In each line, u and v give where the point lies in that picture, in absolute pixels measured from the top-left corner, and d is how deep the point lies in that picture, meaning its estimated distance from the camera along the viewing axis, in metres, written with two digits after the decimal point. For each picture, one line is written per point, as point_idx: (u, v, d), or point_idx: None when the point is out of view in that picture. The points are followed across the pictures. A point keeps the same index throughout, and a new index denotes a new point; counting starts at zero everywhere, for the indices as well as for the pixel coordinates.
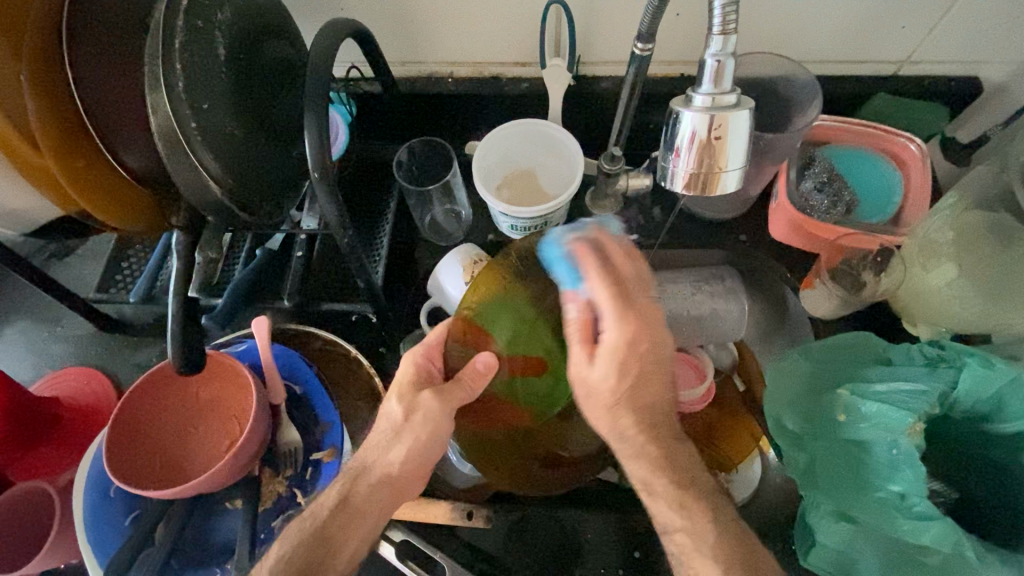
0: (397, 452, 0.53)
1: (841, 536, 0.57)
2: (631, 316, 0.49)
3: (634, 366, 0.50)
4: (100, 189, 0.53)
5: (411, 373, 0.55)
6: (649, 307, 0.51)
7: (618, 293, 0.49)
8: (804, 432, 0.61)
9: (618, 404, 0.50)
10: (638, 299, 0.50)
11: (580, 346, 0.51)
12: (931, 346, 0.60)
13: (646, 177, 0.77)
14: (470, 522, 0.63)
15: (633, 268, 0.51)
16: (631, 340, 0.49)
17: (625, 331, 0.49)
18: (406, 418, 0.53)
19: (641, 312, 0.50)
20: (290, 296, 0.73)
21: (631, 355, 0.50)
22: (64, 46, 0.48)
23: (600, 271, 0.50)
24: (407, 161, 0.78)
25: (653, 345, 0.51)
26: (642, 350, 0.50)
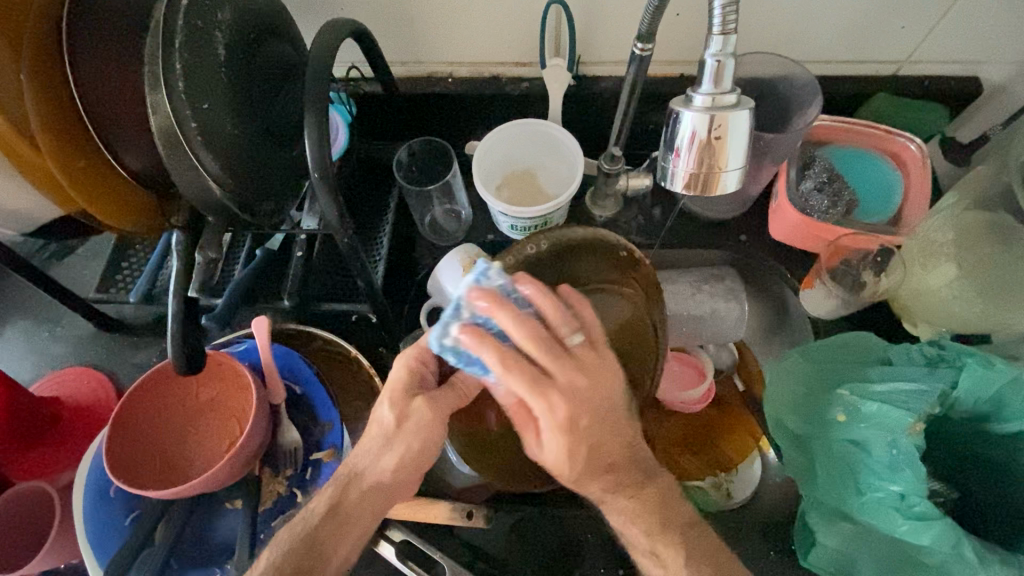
0: (389, 458, 0.52)
1: (842, 536, 0.58)
2: (556, 395, 0.43)
3: (587, 433, 0.46)
4: (101, 189, 0.53)
5: (403, 375, 0.52)
6: (573, 371, 0.44)
7: (535, 382, 0.43)
8: (803, 433, 0.61)
9: (587, 460, 0.47)
10: (560, 373, 0.44)
11: (529, 430, 0.47)
12: (931, 346, 0.60)
13: (646, 177, 0.77)
14: (470, 522, 0.62)
15: (540, 338, 0.43)
16: (571, 419, 0.44)
17: (558, 421, 0.44)
18: (398, 426, 0.52)
19: (568, 389, 0.44)
20: (289, 296, 0.71)
21: (577, 433, 0.45)
22: (64, 48, 0.49)
23: (500, 368, 0.42)
24: (407, 161, 0.78)
25: (597, 404, 0.46)
26: (584, 416, 0.45)
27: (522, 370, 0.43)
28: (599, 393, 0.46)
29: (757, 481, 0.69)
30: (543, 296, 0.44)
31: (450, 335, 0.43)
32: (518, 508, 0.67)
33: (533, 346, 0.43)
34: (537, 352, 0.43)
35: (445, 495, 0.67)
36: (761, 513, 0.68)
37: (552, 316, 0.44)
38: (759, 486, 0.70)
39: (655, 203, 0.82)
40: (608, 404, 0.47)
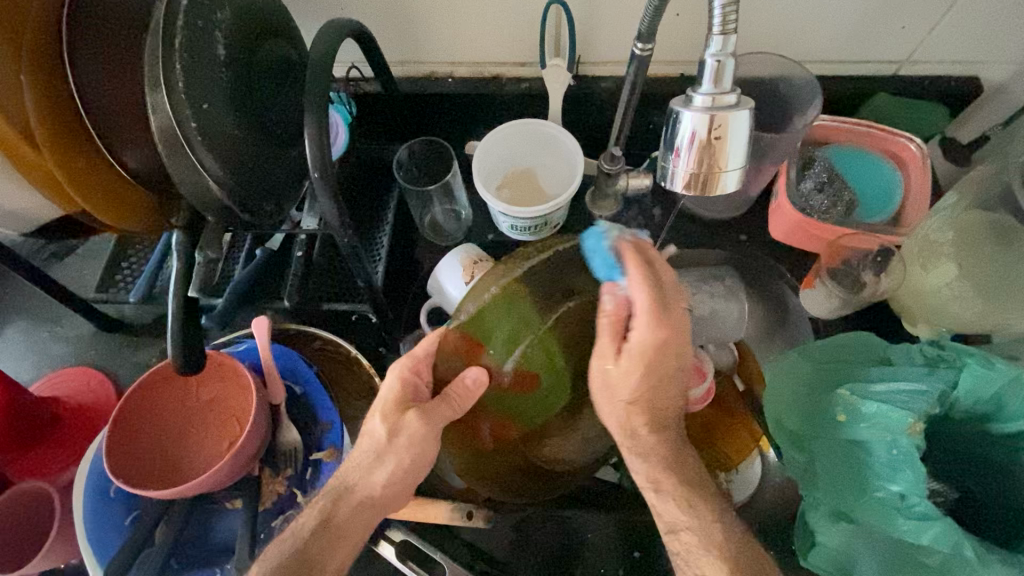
0: (381, 472, 0.54)
1: (841, 537, 0.57)
2: (663, 320, 0.49)
3: (653, 378, 0.51)
4: (101, 189, 0.53)
5: (396, 390, 0.55)
6: (681, 316, 0.50)
7: (659, 298, 0.49)
8: (804, 433, 0.61)
9: (646, 395, 0.51)
10: (671, 305, 0.50)
11: (608, 344, 0.50)
12: (931, 346, 0.60)
13: (646, 178, 0.76)
14: (470, 522, 0.62)
15: (661, 281, 0.50)
16: (664, 340, 0.49)
17: (655, 335, 0.49)
18: (389, 439, 0.54)
19: (674, 320, 0.49)
20: (289, 297, 0.73)
21: (658, 358, 0.50)
22: (64, 48, 0.49)
23: (638, 270, 0.49)
24: (407, 161, 0.78)
25: (678, 354, 0.51)
26: (671, 354, 0.50)
27: (653, 283, 0.49)
28: (683, 354, 0.51)
29: (756, 481, 0.70)
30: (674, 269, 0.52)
31: (617, 239, 0.50)
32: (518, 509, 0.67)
33: (664, 276, 0.50)
34: (671, 286, 0.50)
35: (444, 495, 0.67)
36: (759, 514, 0.69)
37: (670, 277, 0.51)
38: (759, 486, 0.70)
39: (655, 203, 0.82)
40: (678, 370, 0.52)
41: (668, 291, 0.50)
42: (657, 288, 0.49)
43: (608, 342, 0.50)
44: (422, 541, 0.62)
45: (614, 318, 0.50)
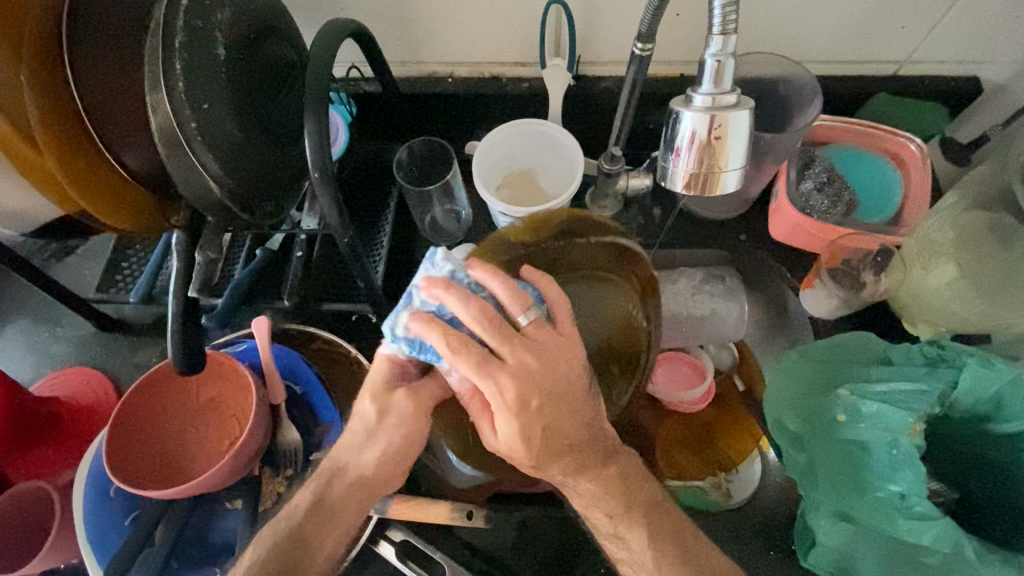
0: (370, 454, 0.53)
1: (841, 537, 0.57)
2: (502, 374, 0.44)
3: (546, 414, 0.45)
4: (100, 189, 0.53)
5: (383, 369, 0.52)
6: (523, 351, 0.44)
7: (481, 364, 0.43)
8: (803, 432, 0.61)
9: (544, 443, 0.46)
10: (506, 355, 0.44)
11: (485, 418, 0.48)
12: (931, 346, 0.60)
13: (646, 178, 0.77)
14: (470, 521, 0.62)
15: (491, 322, 0.43)
16: (522, 389, 0.44)
17: (507, 392, 0.44)
18: (380, 420, 0.52)
19: (516, 368, 0.44)
20: (289, 297, 0.72)
21: (529, 416, 0.45)
22: (64, 48, 0.49)
23: (446, 348, 0.43)
24: (407, 161, 0.78)
25: (550, 378, 0.45)
26: (541, 380, 0.45)
27: (463, 351, 0.43)
28: (554, 367, 0.45)
29: (757, 482, 0.69)
30: (496, 281, 0.45)
31: (402, 326, 0.45)
32: (519, 510, 0.67)
33: (473, 326, 0.43)
34: (483, 331, 0.43)
35: (443, 495, 0.66)
36: (760, 514, 0.68)
37: (484, 317, 0.43)
38: (759, 486, 0.70)
39: (655, 203, 0.83)
40: (563, 376, 0.46)
41: (499, 343, 0.44)
42: (483, 350, 0.44)
43: (486, 415, 0.48)
44: (421, 541, 0.62)
45: (471, 397, 0.47)
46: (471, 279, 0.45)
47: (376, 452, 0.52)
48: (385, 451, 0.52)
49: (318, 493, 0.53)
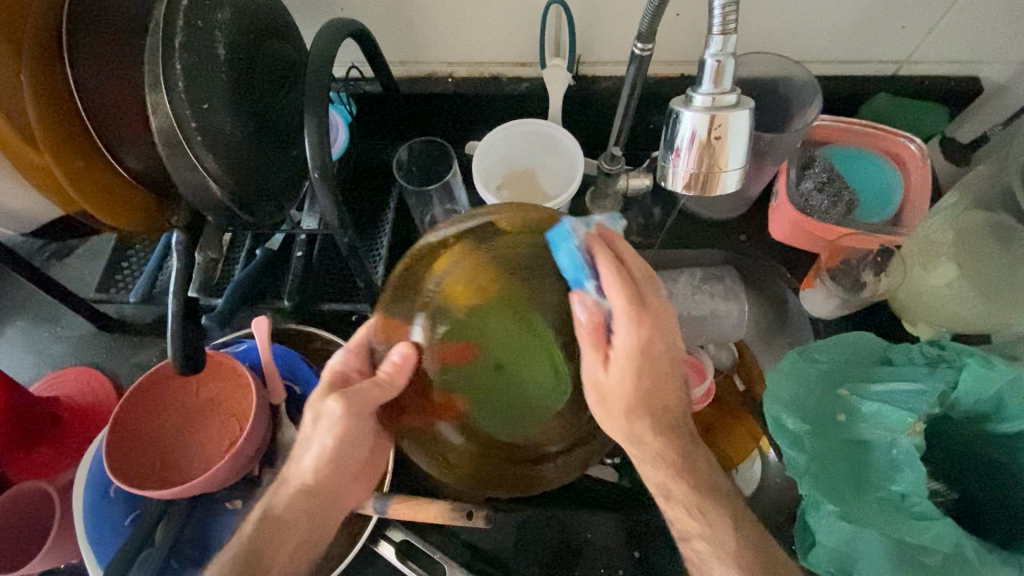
0: (309, 459, 0.51)
1: (841, 535, 0.55)
2: (648, 319, 0.46)
3: (653, 372, 0.48)
4: (99, 189, 0.53)
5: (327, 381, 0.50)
6: (661, 307, 0.48)
7: (634, 299, 0.46)
8: (805, 431, 0.58)
9: (645, 392, 0.48)
10: (649, 301, 0.47)
11: (596, 357, 0.48)
12: (931, 346, 0.61)
13: (647, 178, 0.77)
14: (470, 522, 0.61)
15: (643, 269, 0.48)
16: (651, 340, 0.46)
17: (640, 332, 0.46)
18: (314, 426, 0.50)
19: (656, 318, 0.47)
20: (290, 297, 0.72)
21: (647, 358, 0.47)
22: (64, 47, 0.48)
23: (609, 272, 0.45)
24: (407, 161, 0.78)
25: (669, 341, 0.48)
26: (661, 342, 0.47)
27: (624, 283, 0.46)
28: (674, 338, 0.48)
29: (757, 481, 0.70)
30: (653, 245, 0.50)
31: (571, 249, 0.46)
32: (518, 509, 0.67)
33: (637, 272, 0.47)
34: (640, 279, 0.47)
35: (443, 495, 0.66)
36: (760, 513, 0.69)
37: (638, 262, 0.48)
38: (759, 486, 0.70)
39: (655, 203, 0.83)
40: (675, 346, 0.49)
41: (643, 284, 0.47)
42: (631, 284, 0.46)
43: (596, 349, 0.48)
44: (422, 541, 0.63)
45: (594, 328, 0.47)
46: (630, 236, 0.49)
47: (320, 454, 0.50)
48: (335, 455, 0.51)
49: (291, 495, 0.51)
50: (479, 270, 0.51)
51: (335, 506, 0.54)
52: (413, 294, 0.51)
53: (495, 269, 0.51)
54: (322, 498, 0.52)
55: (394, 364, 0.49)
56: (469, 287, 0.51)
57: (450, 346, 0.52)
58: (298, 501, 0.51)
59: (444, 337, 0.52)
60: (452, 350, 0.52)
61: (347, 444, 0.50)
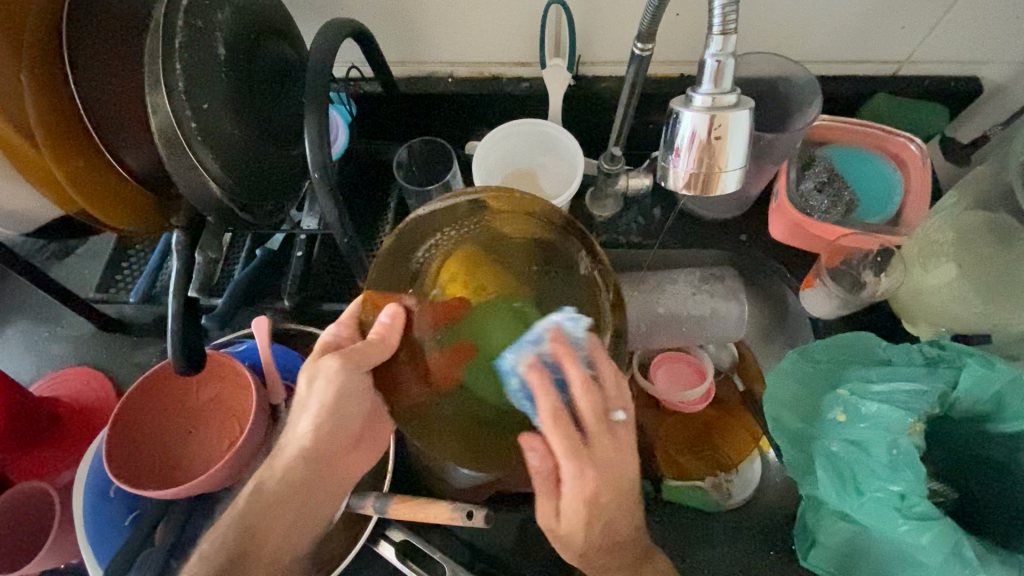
0: (305, 421, 0.52)
1: (842, 536, 0.58)
2: (589, 470, 0.44)
3: (605, 507, 0.46)
4: (99, 189, 0.53)
5: (324, 343, 0.52)
6: (609, 443, 0.45)
7: (574, 447, 0.44)
8: (804, 433, 0.61)
9: (598, 534, 0.48)
10: (594, 442, 0.45)
11: (546, 499, 0.48)
12: (931, 346, 0.60)
13: (646, 178, 0.77)
14: (470, 522, 0.59)
15: (591, 410, 0.44)
16: (595, 492, 0.45)
17: (583, 483, 0.44)
18: (309, 388, 0.51)
19: (600, 460, 0.45)
20: (289, 297, 0.72)
21: (596, 506, 0.46)
22: (65, 47, 0.48)
23: (548, 421, 0.44)
24: (407, 161, 0.78)
25: (621, 482, 0.46)
26: (613, 489, 0.46)
27: (563, 431, 0.44)
28: (627, 470, 0.46)
29: (757, 481, 0.70)
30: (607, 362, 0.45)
31: (514, 380, 0.45)
32: (519, 510, 0.67)
33: (587, 410, 0.44)
34: (586, 416, 0.44)
35: (446, 496, 0.67)
36: (761, 514, 0.68)
37: (587, 403, 0.44)
38: (760, 486, 0.70)
39: (655, 203, 0.82)
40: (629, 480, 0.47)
41: (590, 428, 0.45)
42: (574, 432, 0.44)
43: (549, 496, 0.47)
44: (422, 541, 0.63)
45: (543, 472, 0.46)
46: (587, 357, 0.45)
47: (316, 416, 0.52)
48: (331, 415, 0.52)
49: (286, 471, 0.52)
50: (471, 243, 0.49)
51: (334, 476, 0.55)
52: (404, 267, 0.49)
53: (488, 241, 0.49)
54: (322, 465, 0.54)
55: (382, 326, 0.48)
56: (462, 256, 0.49)
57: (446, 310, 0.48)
58: (297, 468, 0.52)
59: (438, 300, 0.48)
60: (449, 313, 0.48)
61: (341, 405, 0.51)
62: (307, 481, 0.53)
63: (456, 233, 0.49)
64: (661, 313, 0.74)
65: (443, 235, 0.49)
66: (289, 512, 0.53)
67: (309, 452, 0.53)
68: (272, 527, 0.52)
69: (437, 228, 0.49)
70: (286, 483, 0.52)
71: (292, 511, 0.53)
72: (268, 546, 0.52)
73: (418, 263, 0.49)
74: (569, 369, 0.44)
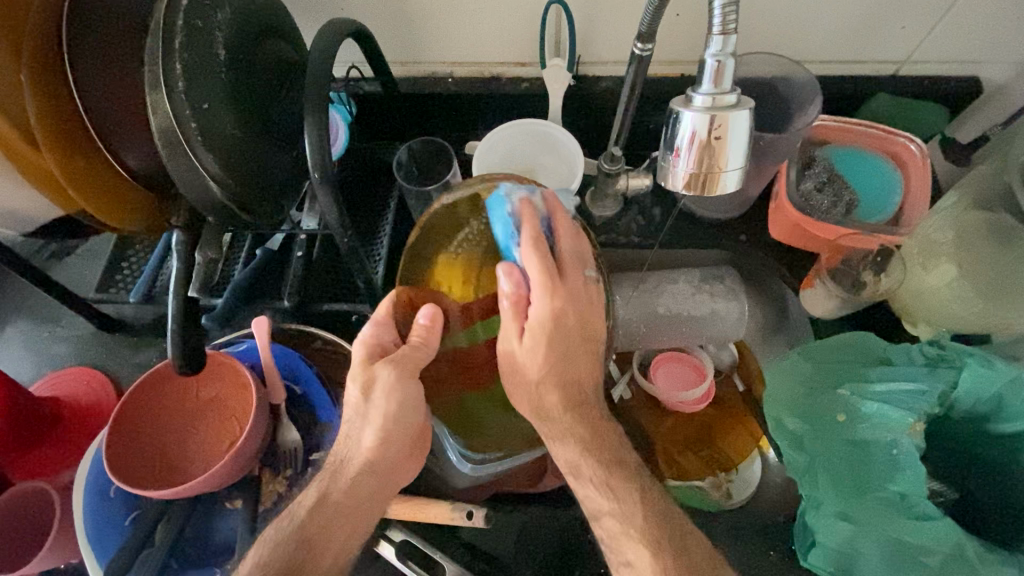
0: (370, 434, 0.53)
1: (841, 536, 0.55)
2: (562, 294, 0.47)
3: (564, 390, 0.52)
4: (99, 189, 0.53)
5: (366, 346, 0.51)
6: (580, 282, 0.48)
7: (553, 274, 0.46)
8: (803, 432, 0.60)
9: (554, 364, 0.50)
10: (568, 279, 0.48)
11: (508, 327, 0.47)
12: (931, 346, 0.60)
13: (646, 177, 0.76)
14: (470, 522, 0.60)
15: (571, 250, 0.48)
16: (562, 316, 0.48)
17: (553, 307, 0.47)
18: (364, 397, 0.52)
19: (570, 297, 0.48)
20: (289, 297, 0.72)
21: (556, 331, 0.48)
22: (64, 46, 0.48)
23: (535, 248, 0.45)
24: (407, 161, 0.77)
25: (578, 327, 0.49)
26: (571, 325, 0.49)
27: (547, 257, 0.45)
28: (587, 316, 0.49)
29: (757, 481, 0.69)
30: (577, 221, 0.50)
31: (507, 213, 0.44)
32: (519, 510, 0.67)
33: (564, 254, 0.48)
34: (562, 259, 0.48)
35: (445, 495, 0.66)
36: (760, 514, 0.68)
37: (568, 243, 0.48)
38: (760, 486, 0.70)
39: (655, 203, 0.82)
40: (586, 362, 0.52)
41: (567, 261, 0.48)
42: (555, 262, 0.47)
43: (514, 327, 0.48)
44: (422, 541, 0.62)
45: (514, 299, 0.46)
46: (569, 212, 0.48)
47: (378, 427, 0.52)
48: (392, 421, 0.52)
49: (351, 482, 0.54)
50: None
51: (394, 480, 0.57)
52: (438, 261, 0.49)
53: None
54: (382, 472, 0.55)
55: (422, 329, 0.47)
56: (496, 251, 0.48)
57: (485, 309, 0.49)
58: (364, 479, 0.54)
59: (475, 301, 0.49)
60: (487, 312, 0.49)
61: (402, 415, 0.52)
62: (371, 489, 0.55)
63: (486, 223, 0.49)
64: (662, 313, 0.74)
65: (473, 226, 0.49)
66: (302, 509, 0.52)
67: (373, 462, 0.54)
68: (332, 530, 0.53)
69: (467, 219, 0.49)
70: (351, 490, 0.54)
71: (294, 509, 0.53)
72: (327, 552, 0.52)
73: (453, 260, 0.48)
74: (561, 220, 0.47)
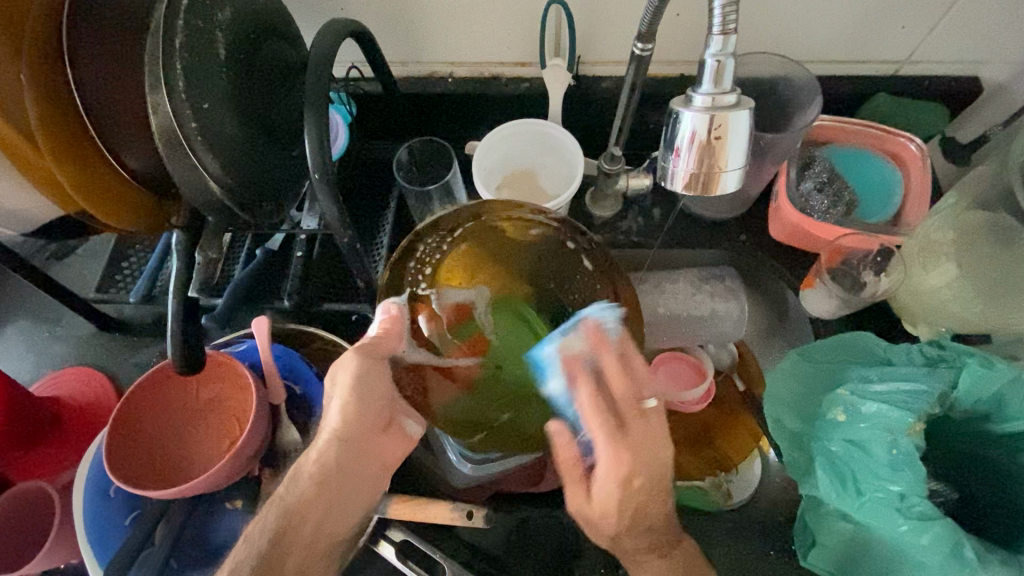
0: (333, 408, 0.51)
1: (840, 535, 0.58)
2: (624, 453, 0.46)
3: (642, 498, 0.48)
4: (100, 188, 0.53)
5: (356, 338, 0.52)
6: (646, 430, 0.47)
7: (611, 430, 0.47)
8: (804, 433, 0.61)
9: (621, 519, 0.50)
10: (630, 425, 0.47)
11: (580, 487, 0.49)
12: (931, 347, 0.61)
13: (646, 178, 0.76)
14: (470, 522, 0.60)
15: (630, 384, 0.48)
16: (638, 458, 0.46)
17: (619, 473, 0.46)
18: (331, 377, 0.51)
19: (636, 445, 0.47)
20: (289, 297, 0.72)
21: (626, 489, 0.47)
22: (64, 47, 0.49)
23: (589, 402, 0.47)
24: (407, 161, 0.77)
25: (655, 463, 0.47)
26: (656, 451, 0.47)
27: (599, 414, 0.47)
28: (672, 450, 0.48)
29: (758, 481, 0.69)
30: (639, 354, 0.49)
31: (556, 379, 0.49)
32: (518, 510, 0.67)
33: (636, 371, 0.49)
34: (626, 405, 0.48)
35: (446, 496, 0.66)
36: (759, 514, 0.68)
37: (624, 390, 0.48)
38: (759, 485, 0.70)
39: (655, 203, 0.82)
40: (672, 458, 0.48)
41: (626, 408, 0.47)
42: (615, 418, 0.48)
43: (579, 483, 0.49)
44: (421, 541, 0.62)
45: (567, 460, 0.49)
46: (618, 334, 0.49)
47: (341, 399, 0.50)
48: (358, 393, 0.50)
49: (320, 455, 0.51)
50: (453, 242, 0.56)
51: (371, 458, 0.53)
52: (408, 273, 0.55)
53: (464, 252, 0.56)
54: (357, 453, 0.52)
55: (384, 323, 0.51)
56: (451, 254, 0.56)
57: (451, 309, 0.53)
58: (331, 451, 0.51)
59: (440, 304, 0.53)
60: (452, 315, 0.53)
61: (366, 386, 0.50)
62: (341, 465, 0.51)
63: (444, 238, 0.57)
64: (661, 314, 0.74)
65: (430, 241, 0.57)
66: (306, 488, 0.51)
67: (336, 432, 0.51)
68: (310, 508, 0.51)
69: (423, 241, 0.57)
70: (320, 466, 0.51)
71: (314, 490, 0.51)
72: (307, 530, 0.51)
73: (413, 268, 0.55)
74: (608, 357, 0.48)
